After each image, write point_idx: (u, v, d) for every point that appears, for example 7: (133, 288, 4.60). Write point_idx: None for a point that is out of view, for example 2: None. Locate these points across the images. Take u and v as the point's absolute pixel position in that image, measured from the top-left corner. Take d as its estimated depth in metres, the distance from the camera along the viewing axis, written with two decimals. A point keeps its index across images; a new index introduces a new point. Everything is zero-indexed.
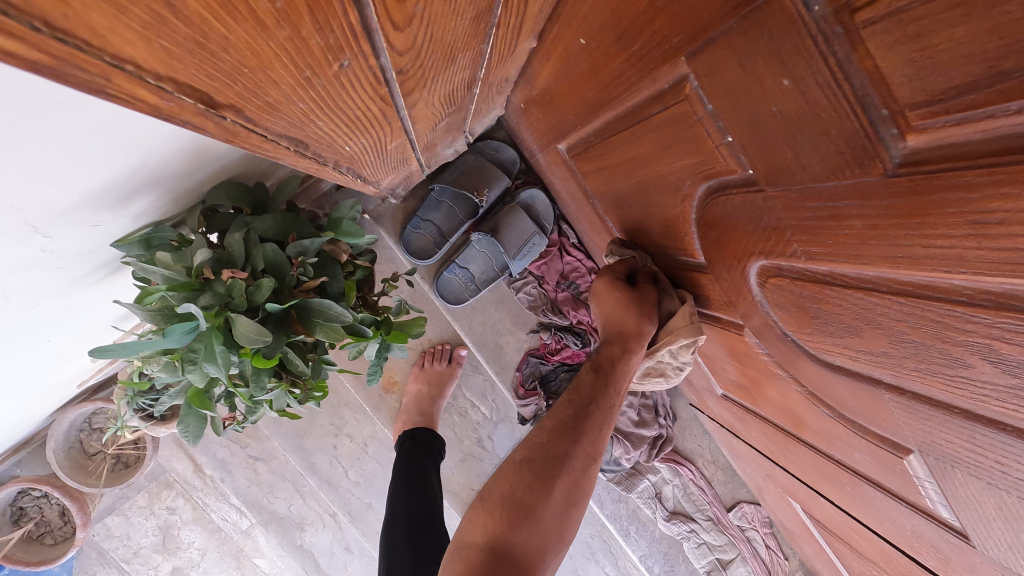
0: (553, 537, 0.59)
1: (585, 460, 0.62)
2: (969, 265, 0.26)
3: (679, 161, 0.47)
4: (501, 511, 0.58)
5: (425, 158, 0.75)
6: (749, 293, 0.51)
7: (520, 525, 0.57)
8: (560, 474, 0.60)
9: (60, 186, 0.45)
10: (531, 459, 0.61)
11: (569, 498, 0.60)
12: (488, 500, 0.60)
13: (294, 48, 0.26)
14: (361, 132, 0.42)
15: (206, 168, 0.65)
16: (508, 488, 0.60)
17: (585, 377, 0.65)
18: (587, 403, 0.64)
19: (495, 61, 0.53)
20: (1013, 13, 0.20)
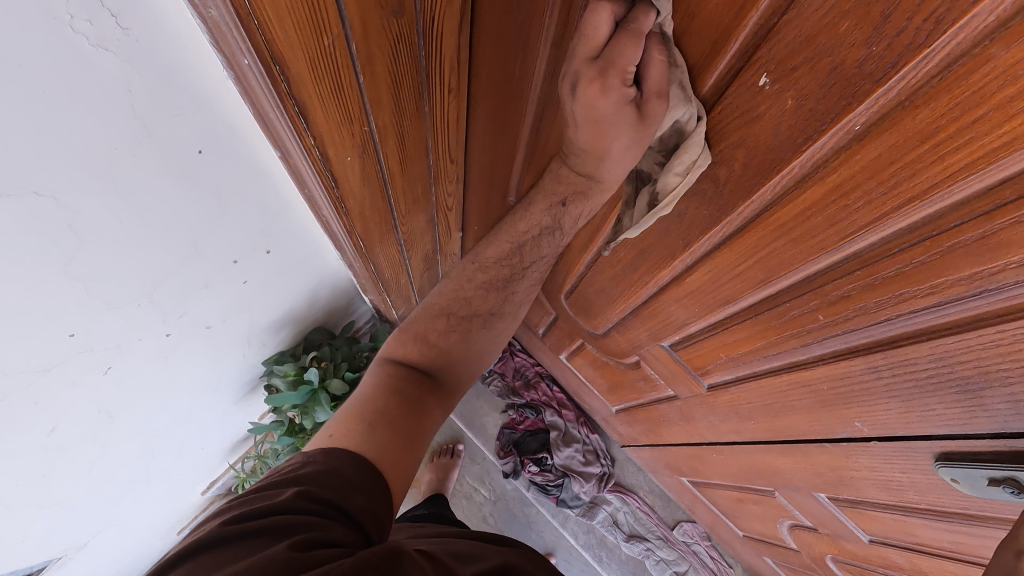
0: (469, 360, 0.78)
1: (508, 316, 0.79)
2: (573, 258, 0.92)
3: (522, 263, 1.15)
4: (416, 343, 0.74)
5: (419, 299, 1.42)
6: (569, 315, 1.14)
7: (434, 354, 0.74)
8: (475, 323, 0.77)
9: (265, 314, 1.11)
10: (448, 312, 0.75)
11: (484, 339, 0.78)
12: (410, 333, 0.74)
13: (381, 240, 0.94)
14: (392, 268, 1.09)
15: (310, 318, 1.31)
16: (429, 328, 0.74)
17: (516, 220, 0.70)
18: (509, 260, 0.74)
19: (444, 241, 1.23)
20: (537, 198, 0.89)
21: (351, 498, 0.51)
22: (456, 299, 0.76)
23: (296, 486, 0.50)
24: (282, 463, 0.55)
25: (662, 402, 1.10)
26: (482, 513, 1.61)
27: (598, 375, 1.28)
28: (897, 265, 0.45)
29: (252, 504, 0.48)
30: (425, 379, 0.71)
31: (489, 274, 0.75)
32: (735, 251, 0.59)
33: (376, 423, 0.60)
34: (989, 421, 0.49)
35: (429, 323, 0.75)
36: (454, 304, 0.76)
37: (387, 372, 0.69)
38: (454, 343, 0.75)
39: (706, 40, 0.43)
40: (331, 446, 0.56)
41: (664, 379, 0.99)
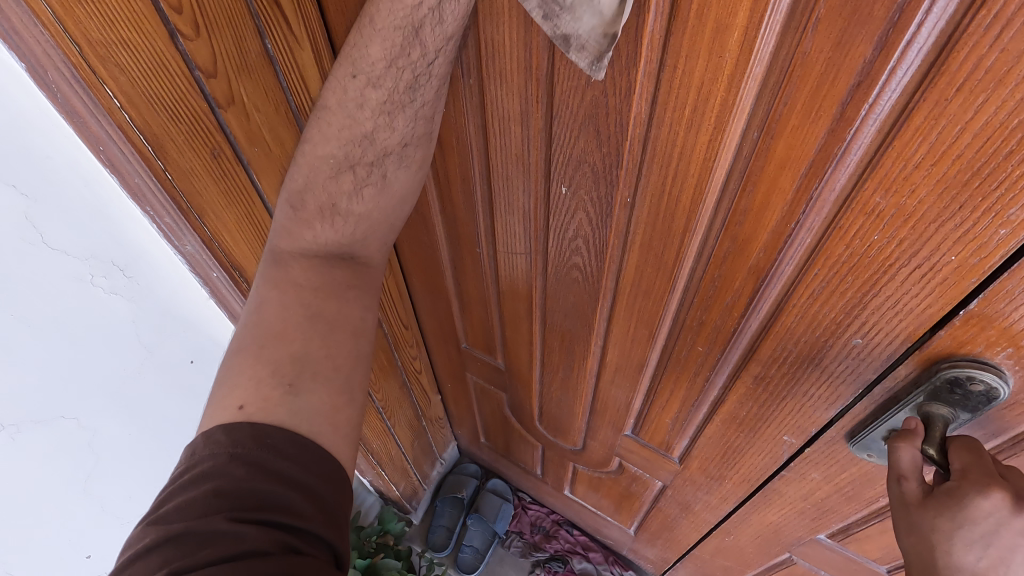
0: (382, 222, 0.67)
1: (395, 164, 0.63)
2: (528, 381, 1.04)
3: (495, 404, 1.26)
4: (315, 217, 0.63)
5: (418, 471, 1.49)
6: (551, 440, 1.21)
7: (350, 233, 0.65)
8: (374, 178, 0.64)
9: None
10: (320, 118, 0.62)
11: (384, 166, 0.63)
12: (298, 211, 0.63)
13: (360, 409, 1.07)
14: (378, 437, 1.19)
15: None
16: (325, 197, 0.64)
17: (369, 41, 0.56)
18: (378, 79, 0.58)
19: (424, 407, 1.35)
20: (481, 340, 1.05)
21: (302, 510, 0.49)
22: (349, 148, 0.62)
23: (233, 513, 0.46)
24: (200, 461, 0.50)
25: (661, 500, 1.11)
26: None
27: (600, 494, 1.30)
28: (712, 284, 0.59)
29: (182, 551, 0.44)
30: (346, 265, 0.65)
31: (382, 89, 0.57)
32: (621, 320, 0.73)
33: (299, 381, 0.55)
34: (850, 386, 0.58)
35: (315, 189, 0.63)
36: (344, 155, 0.62)
37: (294, 287, 0.61)
38: (359, 202, 0.64)
39: (522, 173, 0.63)
40: (257, 424, 0.52)
41: (648, 470, 1.04)
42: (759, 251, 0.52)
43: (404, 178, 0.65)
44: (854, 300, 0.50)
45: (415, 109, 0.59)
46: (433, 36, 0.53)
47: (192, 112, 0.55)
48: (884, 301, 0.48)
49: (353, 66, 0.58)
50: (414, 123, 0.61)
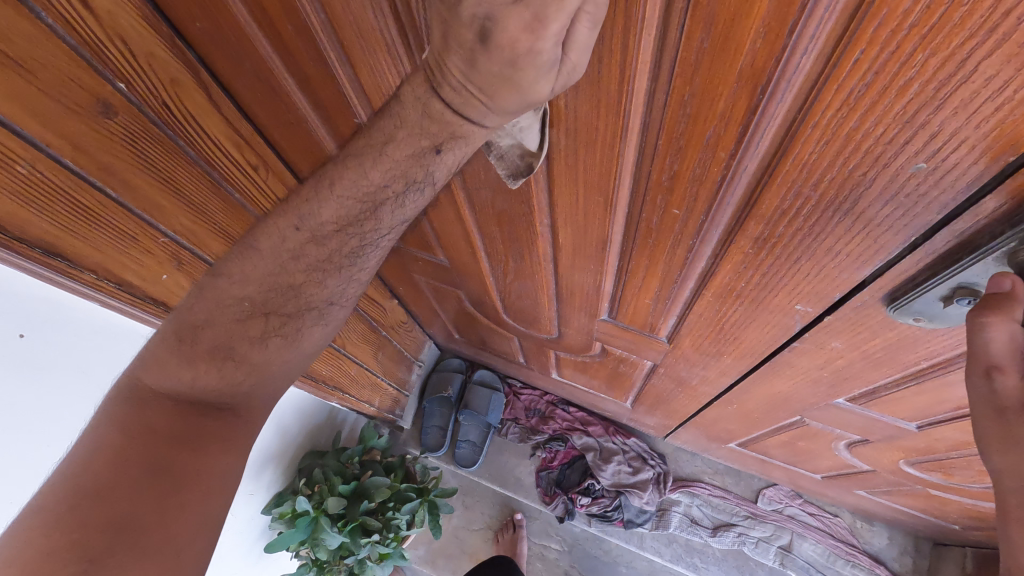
0: (251, 380, 0.62)
1: (314, 321, 0.63)
2: (478, 274, 0.86)
3: (456, 302, 1.09)
4: (204, 358, 0.58)
5: (393, 380, 1.37)
6: (525, 332, 1.06)
7: (234, 376, 0.61)
8: (285, 331, 0.61)
9: None
10: (269, 309, 0.59)
11: (290, 338, 0.62)
12: (186, 341, 0.57)
13: None
14: (327, 361, 1.03)
15: (293, 446, 1.26)
16: (225, 335, 0.58)
17: (323, 206, 0.52)
18: (323, 299, 0.61)
19: (379, 316, 1.19)
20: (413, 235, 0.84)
21: None
22: (267, 294, 0.57)
23: None
24: None
25: (653, 376, 0.99)
26: (560, 565, 1.44)
27: (588, 375, 1.18)
28: (682, 116, 0.38)
29: None
30: (218, 418, 0.61)
31: (321, 250, 0.55)
32: (565, 186, 0.52)
33: None
34: (896, 235, 0.39)
35: (219, 321, 0.57)
36: (264, 295, 0.58)
37: (148, 432, 0.55)
38: (262, 351, 0.61)
39: None
40: None
41: (633, 351, 0.89)
42: (757, 29, 0.30)
43: (299, 349, 0.64)
44: (921, 101, 0.29)
45: (336, 307, 0.63)
46: (390, 218, 0.53)
47: (44, 180, 0.47)
48: (986, 92, 0.27)
49: (298, 284, 0.58)
50: (345, 283, 0.60)
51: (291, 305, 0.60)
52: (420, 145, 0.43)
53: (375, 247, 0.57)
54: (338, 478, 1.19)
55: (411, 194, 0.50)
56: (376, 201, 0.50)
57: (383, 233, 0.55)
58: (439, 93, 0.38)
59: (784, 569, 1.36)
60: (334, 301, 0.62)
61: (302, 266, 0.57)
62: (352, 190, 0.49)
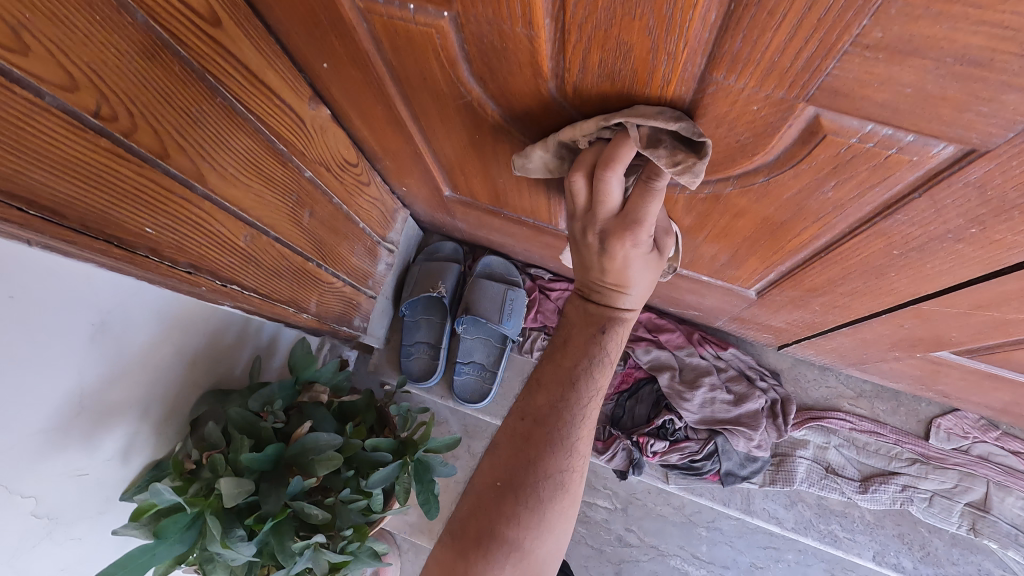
0: (532, 566, 0.59)
1: (545, 493, 0.58)
2: None
3: (440, 77, 0.50)
4: (473, 545, 0.58)
5: (345, 272, 0.81)
6: None
7: (492, 558, 0.57)
8: (538, 503, 0.58)
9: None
10: (516, 488, 0.58)
11: (537, 510, 0.58)
12: (461, 539, 0.59)
13: None
14: (155, 207, 0.45)
15: (168, 381, 0.72)
16: (484, 520, 0.59)
17: (536, 395, 0.60)
18: (560, 468, 0.59)
19: (292, 136, 0.60)
20: None
21: None
22: (511, 472, 0.59)
23: None
24: None
25: (898, 213, 0.43)
26: (615, 535, 0.98)
27: (700, 240, 0.63)
28: None
29: None
30: None
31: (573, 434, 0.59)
32: None
33: None
34: None
35: (479, 513, 0.59)
36: (507, 473, 0.59)
37: None
38: (517, 529, 0.58)
39: None
40: None
41: (926, 121, 0.33)
42: None
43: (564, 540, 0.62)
44: None
45: (576, 477, 0.60)
46: (604, 381, 0.60)
47: None
48: None
49: (534, 459, 0.58)
50: (573, 459, 0.59)
51: (553, 486, 0.58)
52: (590, 334, 0.59)
53: (584, 418, 0.59)
54: (245, 438, 0.66)
55: (613, 332, 0.59)
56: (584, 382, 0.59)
57: (591, 402, 0.60)
58: (592, 300, 0.59)
59: (976, 539, 0.87)
60: (569, 472, 0.59)
61: (528, 442, 0.59)
62: (565, 377, 0.59)
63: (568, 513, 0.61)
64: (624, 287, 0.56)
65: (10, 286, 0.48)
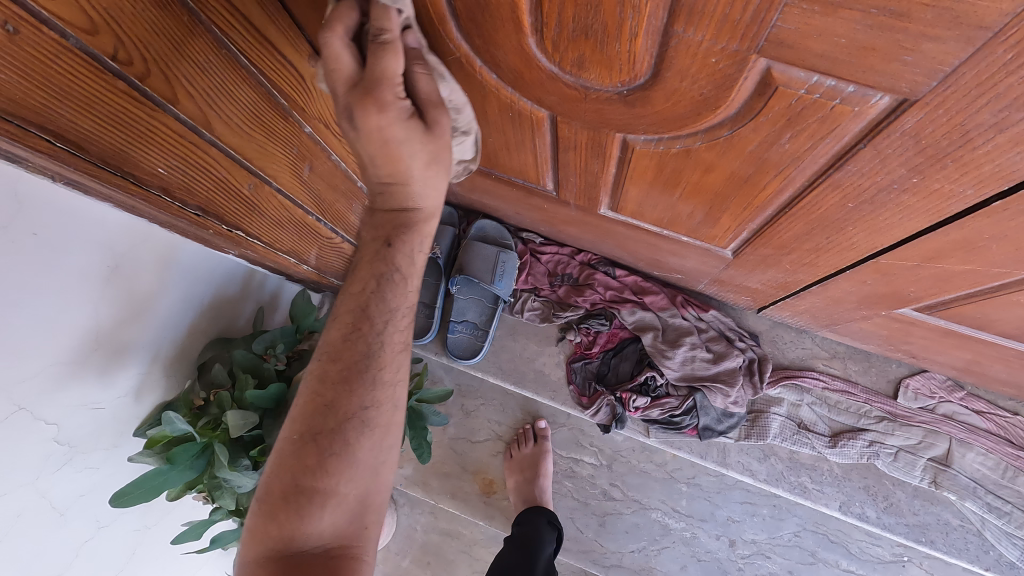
0: (353, 505, 0.54)
1: (353, 421, 0.53)
2: None
3: (430, 34, 0.54)
4: (289, 498, 0.51)
5: (343, 228, 0.85)
6: (573, 88, 0.52)
7: (308, 509, 0.51)
8: (355, 428, 0.53)
9: (25, 363, 0.56)
10: (317, 434, 0.52)
11: (346, 452, 0.52)
12: (268, 502, 0.52)
13: None
14: (166, 149, 0.49)
15: (176, 326, 0.77)
16: (288, 473, 0.52)
17: (330, 330, 0.55)
18: (364, 402, 0.54)
19: (292, 92, 0.64)
20: None
21: None
22: (308, 415, 0.53)
23: None
24: None
25: (848, 164, 0.47)
26: (600, 488, 1.04)
27: (676, 197, 0.67)
28: None
29: None
30: None
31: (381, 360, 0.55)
32: None
33: None
34: None
35: (287, 465, 0.52)
36: (313, 417, 0.53)
37: None
38: (331, 473, 0.52)
39: None
40: None
41: (862, 72, 0.37)
42: None
43: (389, 471, 0.57)
44: None
45: (387, 409, 0.55)
46: (404, 298, 0.56)
47: None
48: None
49: (332, 399, 0.53)
50: (386, 384, 0.55)
51: (359, 406, 0.53)
52: (376, 247, 0.54)
53: (393, 336, 0.56)
54: (249, 377, 0.71)
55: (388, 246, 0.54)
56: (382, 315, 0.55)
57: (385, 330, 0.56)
58: (377, 207, 0.55)
59: (937, 491, 0.92)
60: (382, 399, 0.55)
61: (325, 381, 0.54)
62: (360, 307, 0.54)
63: (390, 441, 0.56)
64: (401, 179, 0.51)
65: (33, 224, 0.53)
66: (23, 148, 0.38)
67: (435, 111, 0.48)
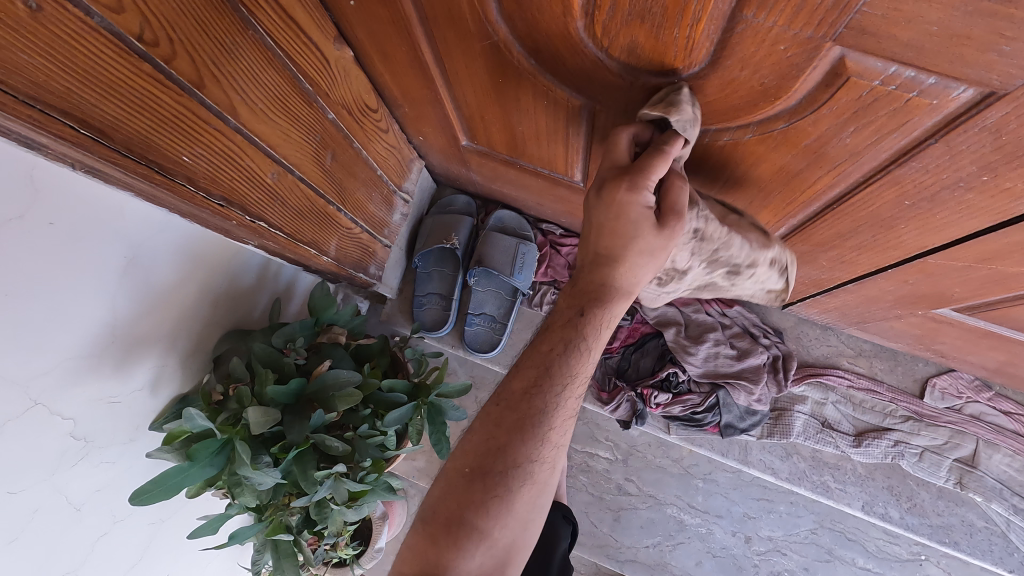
0: (495, 564, 0.55)
1: (518, 480, 0.56)
2: None
3: (467, 15, 0.51)
4: (442, 532, 0.55)
5: (363, 218, 0.83)
6: (620, 75, 0.49)
7: (468, 541, 0.54)
8: (519, 486, 0.56)
9: (41, 356, 0.54)
10: (486, 472, 0.56)
11: (504, 500, 0.55)
12: (432, 525, 0.56)
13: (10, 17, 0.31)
14: (192, 137, 0.47)
15: (193, 317, 0.75)
16: (455, 505, 0.56)
17: (512, 379, 0.59)
18: (531, 457, 0.56)
19: (317, 76, 0.61)
20: None
21: None
22: (487, 450, 0.57)
23: None
24: None
25: (913, 159, 0.45)
26: (615, 483, 1.03)
27: (714, 191, 0.64)
28: None
29: None
30: None
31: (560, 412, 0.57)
32: None
33: None
34: None
35: (450, 497, 0.57)
36: (482, 458, 0.57)
37: None
38: (489, 519, 0.55)
39: None
40: None
41: (947, 62, 0.34)
42: None
43: (530, 537, 0.59)
44: None
45: (547, 468, 0.58)
46: (586, 366, 0.58)
47: None
48: None
49: (504, 443, 0.56)
50: (544, 451, 0.57)
51: (520, 475, 0.56)
52: (570, 315, 0.57)
53: (560, 410, 0.57)
54: (269, 372, 0.69)
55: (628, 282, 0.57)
56: (566, 379, 0.57)
57: (586, 364, 0.58)
58: (581, 279, 0.58)
59: (962, 492, 0.91)
60: (538, 461, 0.57)
61: (501, 424, 0.57)
62: (542, 360, 0.57)
63: (539, 501, 0.58)
64: (614, 258, 0.54)
65: (49, 214, 0.50)
66: (46, 135, 0.35)
67: (671, 215, 0.50)
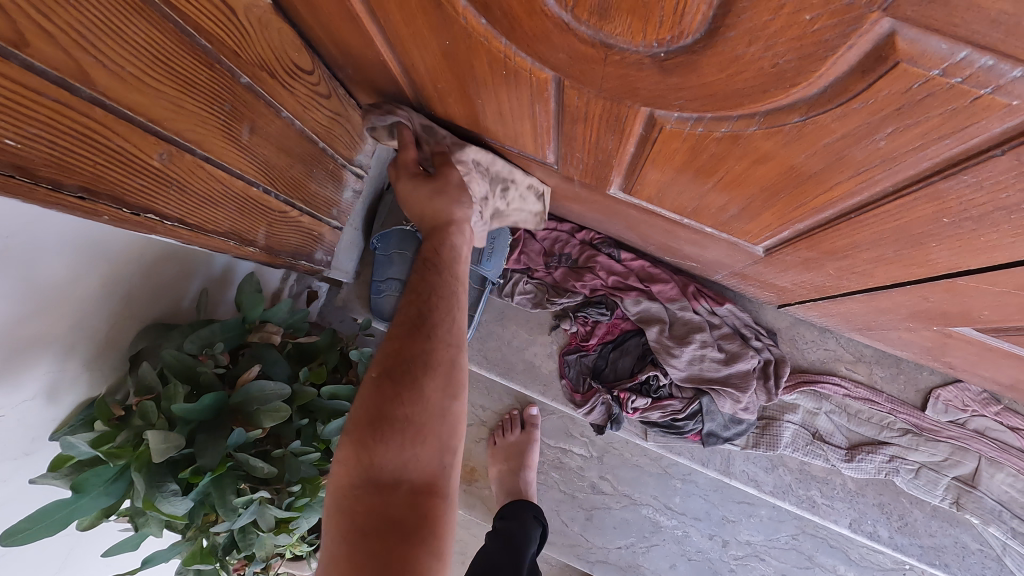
0: (432, 451, 0.55)
1: (426, 354, 0.58)
2: None
3: None
4: (370, 435, 0.53)
5: (303, 198, 0.71)
6: (591, 44, 0.38)
7: (402, 434, 0.54)
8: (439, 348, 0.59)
9: None
10: (392, 372, 0.57)
11: (417, 382, 0.56)
12: (354, 432, 0.54)
13: None
14: (28, 118, 0.35)
15: (100, 312, 0.64)
16: (374, 407, 0.55)
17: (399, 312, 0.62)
18: (441, 344, 0.59)
19: (218, 30, 0.49)
20: None
21: None
22: (400, 361, 0.57)
23: None
24: None
25: (965, 172, 0.34)
26: (588, 482, 0.95)
27: (707, 186, 0.53)
28: None
29: None
30: (406, 512, 0.51)
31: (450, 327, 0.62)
32: None
33: None
34: None
35: (372, 401, 0.55)
36: (390, 358, 0.58)
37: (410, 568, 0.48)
38: (411, 399, 0.55)
39: None
40: None
41: None
42: None
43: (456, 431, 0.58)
44: None
45: (452, 354, 0.59)
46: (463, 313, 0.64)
47: None
48: None
49: (403, 341, 0.58)
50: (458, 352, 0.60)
51: (442, 366, 0.58)
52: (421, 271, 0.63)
53: (455, 335, 0.60)
54: (180, 385, 0.59)
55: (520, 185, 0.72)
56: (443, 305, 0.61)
57: (456, 296, 0.63)
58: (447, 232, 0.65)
59: (958, 512, 0.84)
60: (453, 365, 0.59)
61: (395, 335, 0.59)
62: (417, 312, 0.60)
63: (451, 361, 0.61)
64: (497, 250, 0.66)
65: None
66: None
67: None
